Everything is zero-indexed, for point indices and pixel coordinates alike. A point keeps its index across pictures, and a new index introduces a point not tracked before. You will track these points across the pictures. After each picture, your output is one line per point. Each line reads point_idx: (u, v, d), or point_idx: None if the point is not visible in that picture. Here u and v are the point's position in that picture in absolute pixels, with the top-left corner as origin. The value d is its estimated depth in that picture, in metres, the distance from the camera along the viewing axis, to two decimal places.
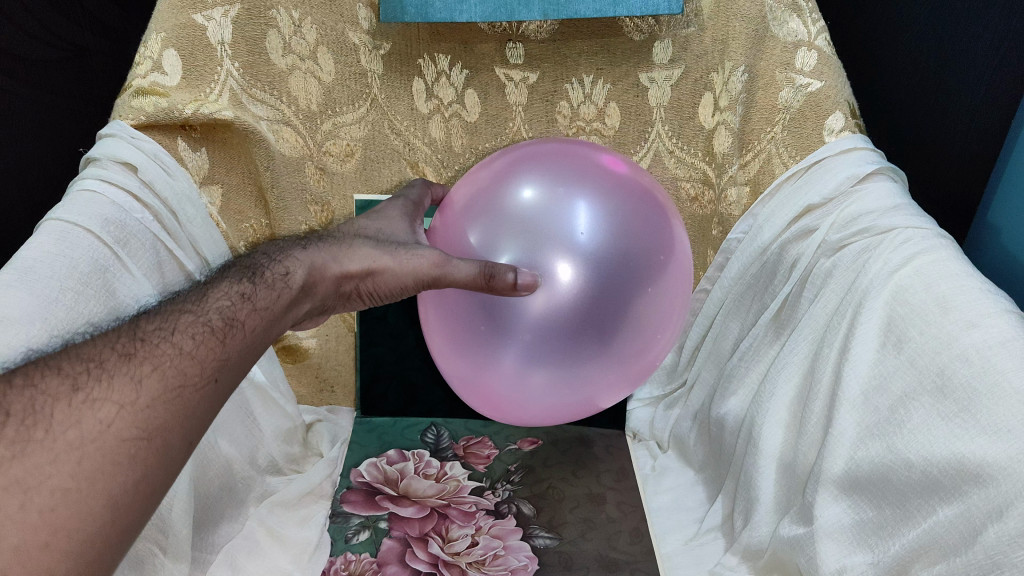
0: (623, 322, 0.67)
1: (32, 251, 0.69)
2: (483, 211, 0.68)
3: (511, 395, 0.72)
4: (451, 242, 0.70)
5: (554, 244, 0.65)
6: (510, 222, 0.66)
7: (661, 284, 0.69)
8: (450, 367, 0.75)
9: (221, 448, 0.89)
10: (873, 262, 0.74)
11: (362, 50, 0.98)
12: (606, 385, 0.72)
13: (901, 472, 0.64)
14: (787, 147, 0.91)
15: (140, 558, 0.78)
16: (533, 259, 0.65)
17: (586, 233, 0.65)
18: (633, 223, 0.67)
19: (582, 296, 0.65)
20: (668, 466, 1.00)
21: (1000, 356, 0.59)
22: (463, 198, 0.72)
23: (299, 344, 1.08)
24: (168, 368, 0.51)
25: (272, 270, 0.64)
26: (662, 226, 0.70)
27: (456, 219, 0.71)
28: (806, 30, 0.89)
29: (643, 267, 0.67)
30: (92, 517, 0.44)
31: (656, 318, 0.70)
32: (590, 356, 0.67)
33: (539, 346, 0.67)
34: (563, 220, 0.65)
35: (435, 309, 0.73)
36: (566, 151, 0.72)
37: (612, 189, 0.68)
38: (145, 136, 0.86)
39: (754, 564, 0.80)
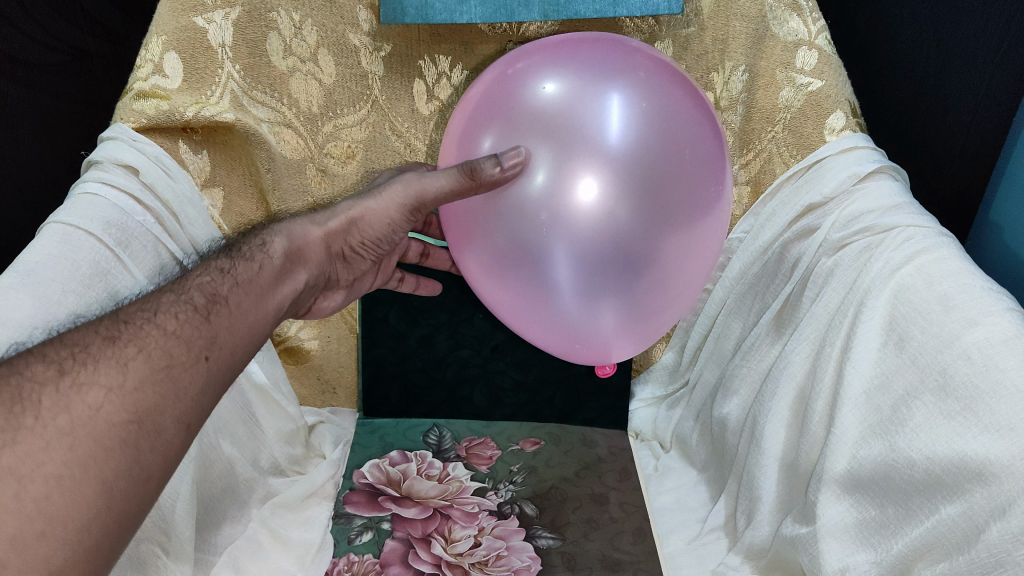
0: (673, 203, 0.60)
1: (36, 254, 0.70)
2: (495, 114, 0.63)
3: (577, 314, 0.64)
4: (465, 155, 0.65)
5: (576, 128, 0.60)
6: (524, 116, 0.61)
7: (707, 170, 0.63)
8: (494, 296, 0.69)
9: (223, 449, 0.90)
10: (875, 260, 0.74)
11: (362, 51, 0.97)
12: (675, 282, 0.64)
13: (902, 470, 0.64)
14: (788, 147, 0.92)
15: (143, 560, 0.78)
16: (559, 152, 0.60)
17: (614, 114, 0.60)
18: (665, 105, 0.62)
19: (625, 186, 0.59)
20: (671, 466, 1.00)
21: (1001, 355, 0.60)
22: (469, 110, 0.67)
23: (301, 346, 1.08)
24: (154, 349, 0.52)
25: (251, 246, 0.65)
26: (695, 108, 0.64)
27: (468, 130, 0.66)
28: (806, 29, 0.90)
29: (685, 149, 0.61)
30: (86, 505, 0.45)
31: (711, 211, 0.64)
32: (648, 259, 0.61)
33: (590, 251, 0.60)
34: (580, 102, 0.60)
35: (464, 233, 0.67)
36: (569, 41, 0.67)
37: (623, 66, 0.63)
38: (147, 139, 0.87)
39: (757, 564, 0.80)
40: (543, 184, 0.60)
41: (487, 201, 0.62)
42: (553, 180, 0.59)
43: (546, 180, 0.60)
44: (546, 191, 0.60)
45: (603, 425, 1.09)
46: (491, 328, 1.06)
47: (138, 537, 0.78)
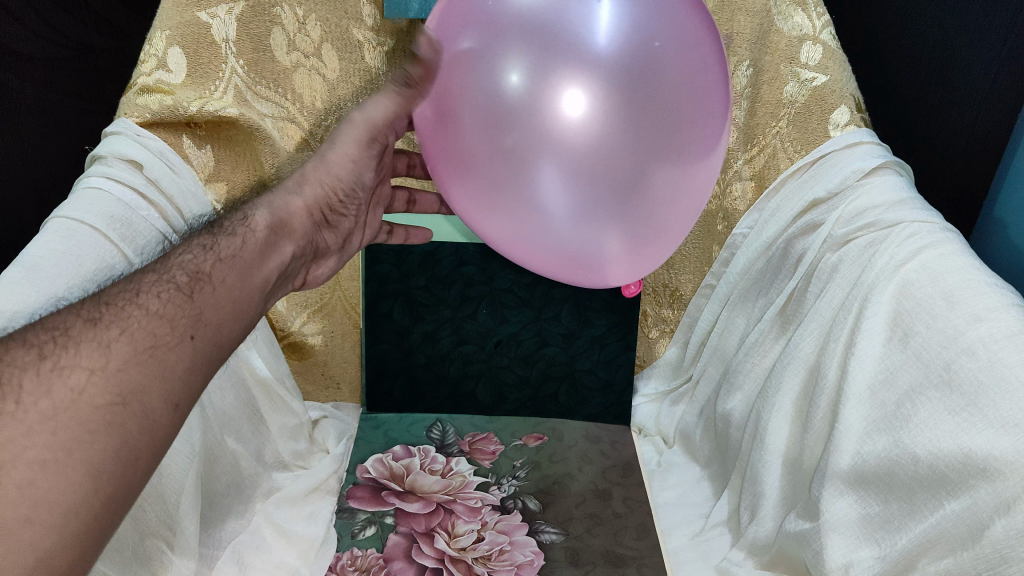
0: (673, 109, 0.55)
1: (40, 248, 0.70)
2: (469, 18, 0.58)
3: (573, 230, 0.59)
4: (442, 68, 0.59)
5: (564, 29, 0.54)
6: (504, 19, 0.55)
7: (705, 71, 0.57)
8: (485, 221, 0.64)
9: (224, 441, 0.91)
10: (878, 255, 0.74)
11: (365, 46, 1.01)
12: (678, 196, 0.59)
13: (906, 467, 0.64)
14: (792, 142, 0.92)
15: (146, 554, 0.78)
16: (540, 54, 0.54)
17: (599, 6, 0.54)
18: (655, 2, 0.56)
19: (615, 87, 0.54)
20: (674, 461, 1.00)
21: (1006, 351, 0.60)
22: (442, 19, 0.61)
23: (305, 341, 1.08)
24: (136, 330, 0.51)
25: (233, 222, 0.65)
26: (688, 7, 0.59)
27: (442, 41, 0.60)
28: (811, 24, 0.89)
29: (679, 49, 0.56)
30: (74, 489, 0.44)
31: (713, 117, 0.59)
32: (643, 167, 0.56)
33: (588, 161, 0.55)
34: (567, 1, 0.55)
35: (444, 152, 0.62)
36: None
37: None
38: (150, 134, 0.86)
39: (760, 559, 0.80)
40: (524, 89, 0.55)
41: (464, 116, 0.58)
42: (535, 84, 0.54)
43: (529, 83, 0.54)
44: (529, 98, 0.55)
45: (606, 420, 1.09)
46: (494, 323, 1.07)
47: (142, 531, 0.78)
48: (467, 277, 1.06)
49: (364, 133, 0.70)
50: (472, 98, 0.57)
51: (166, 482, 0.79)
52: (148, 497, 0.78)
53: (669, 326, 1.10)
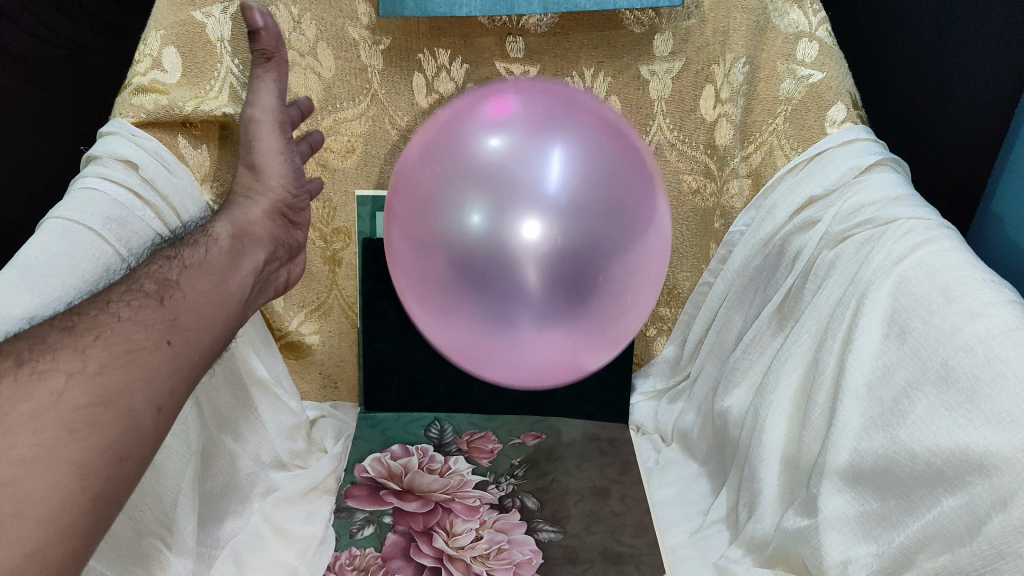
0: (613, 259, 0.61)
1: (35, 249, 0.70)
2: (436, 166, 0.62)
3: (525, 355, 0.65)
4: (407, 207, 0.64)
5: (519, 189, 0.59)
6: (466, 174, 0.60)
7: (646, 218, 0.63)
8: (443, 337, 0.69)
9: (221, 441, 0.91)
10: (876, 252, 0.74)
11: (361, 45, 0.98)
12: (618, 325, 0.66)
13: (903, 463, 0.64)
14: (789, 139, 0.91)
15: (144, 554, 0.78)
16: (500, 206, 0.59)
17: (551, 168, 0.59)
18: (605, 155, 0.61)
19: (569, 235, 0.59)
20: (672, 459, 1.00)
21: (1003, 346, 0.60)
22: (410, 160, 0.66)
23: (303, 340, 1.09)
24: (111, 336, 0.57)
25: (195, 236, 0.71)
26: (634, 156, 0.64)
27: (409, 182, 0.64)
28: (807, 21, 0.89)
29: (627, 197, 0.61)
30: (61, 485, 0.49)
31: (651, 255, 0.65)
32: (593, 302, 0.62)
33: (537, 304, 0.61)
34: (525, 163, 0.59)
35: (410, 281, 0.66)
36: (509, 90, 0.65)
37: (565, 119, 0.62)
38: (145, 134, 0.86)
39: (758, 556, 0.80)
40: (488, 235, 0.59)
41: (430, 255, 0.62)
42: (491, 235, 0.59)
43: (490, 233, 0.59)
44: (490, 244, 0.59)
45: (604, 418, 1.09)
46: None
47: (139, 530, 0.78)
48: None
49: (274, 122, 0.78)
50: (438, 242, 0.61)
51: (162, 482, 0.79)
52: (145, 497, 0.78)
53: (667, 324, 1.10)
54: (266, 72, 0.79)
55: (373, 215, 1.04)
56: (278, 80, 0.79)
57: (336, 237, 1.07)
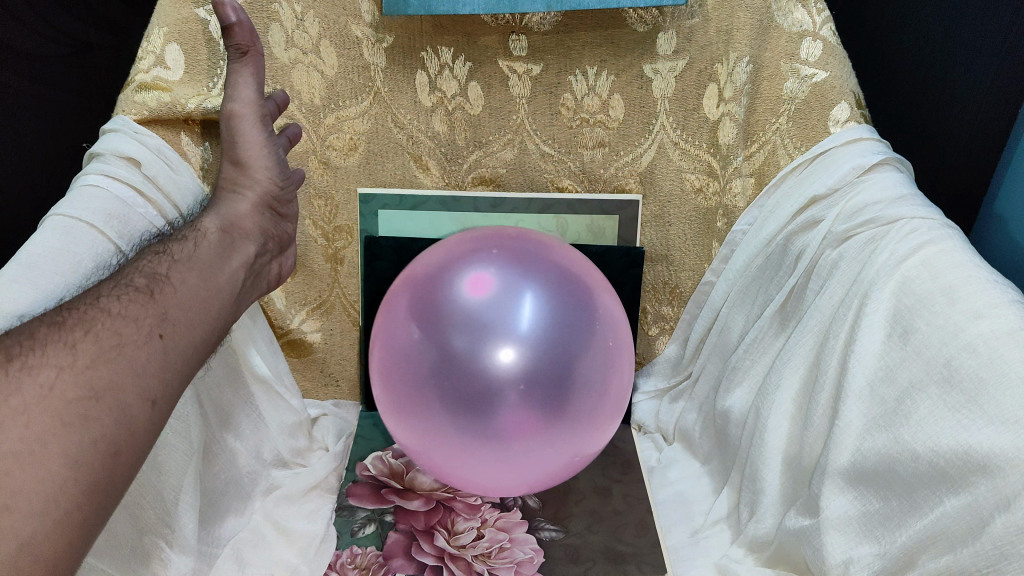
0: (574, 388, 0.70)
1: (36, 246, 0.69)
2: (423, 303, 0.72)
3: (491, 469, 0.72)
4: (397, 333, 0.73)
5: (497, 329, 0.68)
6: (453, 311, 0.70)
7: (605, 355, 0.73)
8: (416, 449, 0.76)
9: (223, 439, 0.91)
10: (879, 252, 0.74)
11: (364, 43, 0.98)
12: (579, 443, 0.73)
13: (907, 464, 0.63)
14: (793, 138, 0.92)
15: (145, 552, 0.78)
16: (479, 341, 0.68)
17: (524, 313, 0.69)
18: (572, 296, 0.72)
19: (539, 368, 0.68)
20: (674, 458, 1.00)
21: (1006, 346, 0.59)
22: (401, 292, 0.76)
23: (305, 338, 1.10)
24: (101, 331, 0.57)
25: (184, 231, 0.72)
26: (597, 300, 0.75)
27: (400, 312, 0.73)
28: (811, 20, 0.89)
29: (588, 334, 0.71)
30: (52, 479, 0.49)
31: (610, 388, 0.74)
32: (560, 423, 0.70)
33: (506, 424, 0.69)
34: (504, 308, 0.69)
35: (390, 397, 0.74)
36: (492, 241, 0.77)
37: (539, 269, 0.73)
38: (148, 131, 0.87)
39: (760, 556, 0.80)
40: (467, 361, 0.68)
41: (412, 376, 0.70)
42: (469, 363, 0.68)
43: (468, 365, 0.68)
44: (468, 374, 0.68)
45: None
46: None
47: (140, 528, 0.78)
48: None
49: (254, 116, 0.82)
50: (422, 367, 0.70)
51: (163, 480, 0.80)
52: (146, 495, 0.78)
53: (669, 323, 1.10)
54: (243, 66, 0.83)
55: (376, 213, 1.05)
56: (255, 73, 0.83)
57: (337, 235, 1.07)
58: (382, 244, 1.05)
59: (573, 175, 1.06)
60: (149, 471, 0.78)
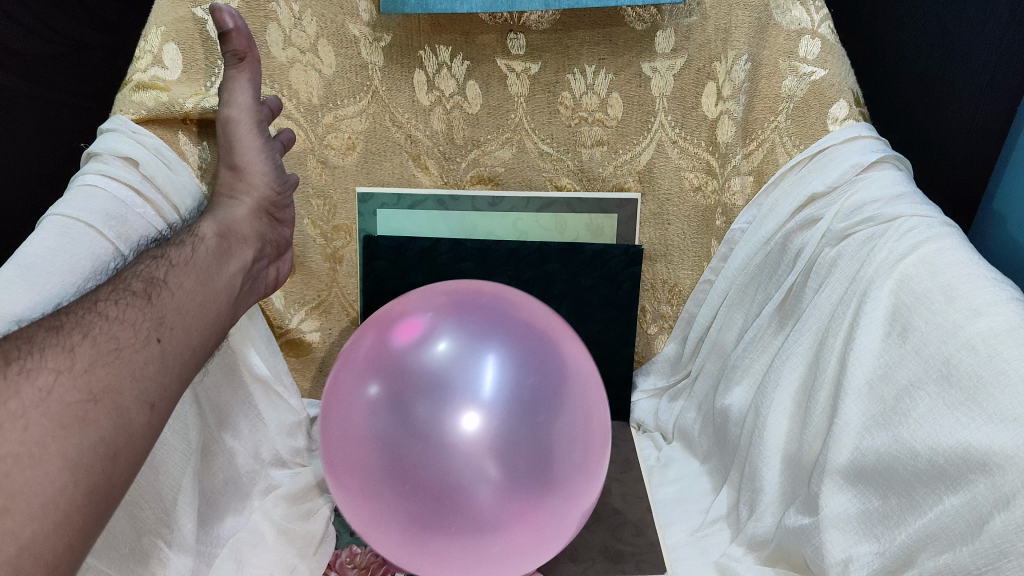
0: (543, 455, 0.65)
1: (35, 246, 0.69)
2: (379, 370, 0.68)
3: (459, 552, 0.66)
4: (352, 404, 0.69)
5: (459, 393, 0.65)
6: (412, 376, 0.66)
7: (577, 415, 0.69)
8: (376, 534, 0.69)
9: (223, 440, 0.91)
10: (879, 250, 0.74)
11: (362, 42, 0.98)
12: (554, 515, 0.68)
13: (906, 461, 0.63)
14: (792, 137, 0.92)
15: (145, 553, 0.78)
16: (444, 409, 0.64)
17: (486, 375, 0.66)
18: (540, 355, 0.70)
19: (509, 436, 0.64)
20: (673, 457, 1.00)
21: (1005, 344, 0.59)
22: (358, 355, 0.72)
23: (304, 338, 1.09)
24: (98, 335, 0.57)
25: (180, 235, 0.72)
26: (564, 358, 0.72)
27: (354, 379, 0.70)
28: (809, 18, 0.88)
29: (556, 394, 0.68)
30: (51, 480, 0.49)
31: (586, 454, 0.69)
32: (531, 492, 0.65)
33: (471, 500, 0.63)
34: (466, 371, 0.66)
35: (342, 471, 0.69)
36: (452, 299, 0.74)
37: (501, 327, 0.71)
38: (146, 131, 0.86)
39: (759, 554, 0.79)
40: (426, 430, 0.64)
41: (371, 449, 0.66)
42: (427, 432, 0.64)
43: (432, 436, 0.64)
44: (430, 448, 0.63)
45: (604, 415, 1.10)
46: None
47: (139, 529, 0.78)
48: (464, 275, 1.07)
49: (251, 122, 0.83)
50: (381, 439, 0.65)
51: (162, 480, 0.80)
52: (146, 496, 0.78)
53: (668, 322, 1.10)
54: (239, 72, 0.84)
55: (375, 212, 1.06)
56: (251, 79, 0.84)
57: (336, 234, 1.07)
58: (382, 244, 1.05)
59: (572, 173, 1.06)
60: (149, 471, 0.78)
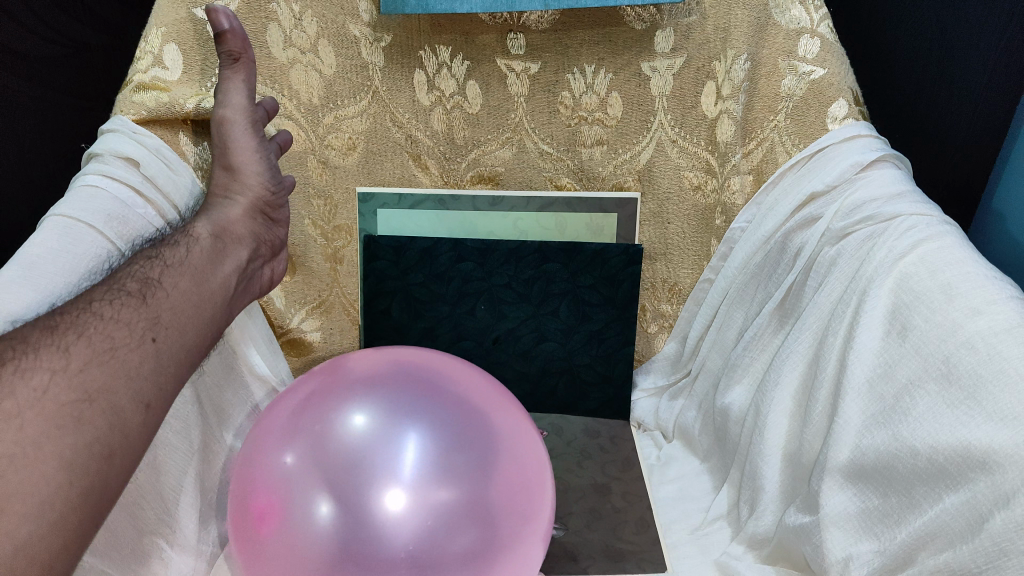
0: (475, 529, 0.62)
1: (36, 246, 0.69)
2: (295, 446, 0.66)
3: None
4: (264, 482, 0.65)
5: (377, 469, 0.62)
6: (330, 453, 0.64)
7: (511, 482, 0.66)
8: None
9: (224, 440, 0.91)
10: (879, 248, 0.74)
11: (362, 42, 0.98)
12: None
13: (906, 460, 0.63)
14: (791, 135, 0.92)
15: (144, 553, 0.78)
16: (363, 481, 0.62)
17: (406, 449, 0.64)
18: (468, 424, 0.68)
19: (442, 506, 0.61)
20: (673, 456, 1.00)
21: (1004, 343, 0.59)
22: (275, 426, 0.70)
23: (305, 338, 1.10)
24: (93, 335, 0.57)
25: (176, 236, 0.72)
26: (495, 423, 0.70)
27: (267, 455, 0.67)
28: (808, 17, 0.88)
29: (485, 463, 0.65)
30: (45, 481, 0.49)
31: (526, 521, 0.66)
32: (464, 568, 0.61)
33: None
34: (386, 447, 0.64)
35: (255, 554, 0.64)
36: (376, 369, 0.73)
37: (424, 397, 0.69)
38: (146, 131, 0.87)
39: (759, 552, 0.79)
40: (343, 512, 0.61)
41: (288, 528, 0.62)
42: (342, 514, 0.61)
43: (353, 510, 0.61)
44: (348, 522, 0.60)
45: (604, 414, 1.10)
46: (492, 319, 1.09)
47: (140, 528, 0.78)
48: (465, 274, 1.07)
49: (246, 121, 0.83)
50: (296, 515, 0.62)
51: (163, 480, 0.80)
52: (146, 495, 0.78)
53: (668, 322, 1.10)
54: (234, 73, 0.84)
55: (375, 212, 1.06)
56: (246, 79, 0.84)
57: (337, 234, 1.08)
58: (382, 244, 1.06)
59: (572, 173, 1.06)
60: (149, 471, 0.77)
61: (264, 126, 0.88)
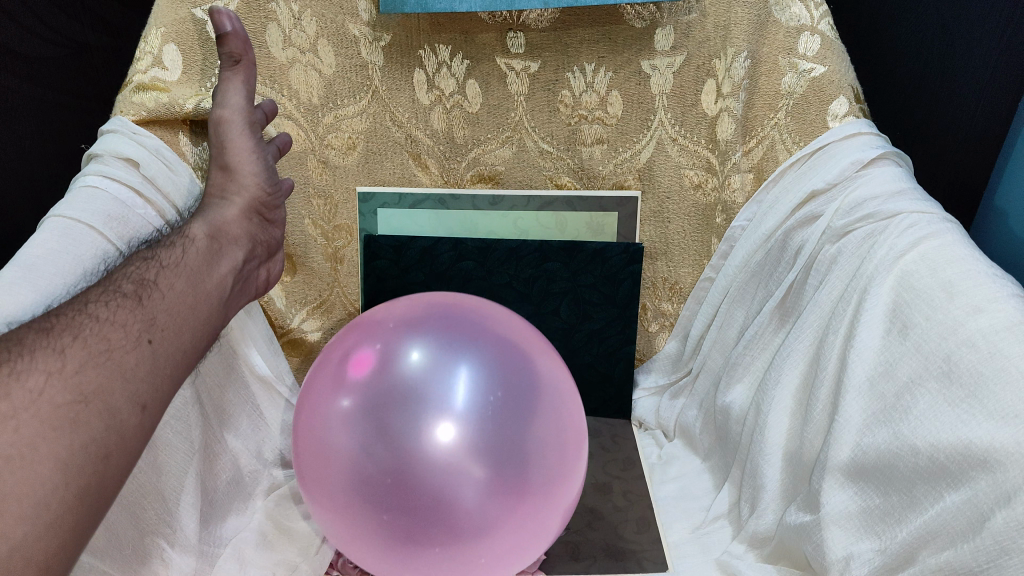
0: (522, 462, 0.63)
1: (37, 247, 0.70)
2: (349, 383, 0.66)
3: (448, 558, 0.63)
4: (320, 419, 0.66)
5: (431, 401, 0.62)
6: (383, 387, 0.64)
7: (555, 418, 0.66)
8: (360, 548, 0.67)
9: (225, 440, 0.91)
10: (878, 246, 0.74)
11: (362, 42, 0.98)
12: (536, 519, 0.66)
13: (906, 459, 0.63)
14: (791, 133, 0.92)
15: (146, 553, 0.78)
16: (420, 419, 0.62)
17: (459, 382, 0.64)
18: (516, 362, 0.67)
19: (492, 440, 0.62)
20: (675, 454, 1.00)
21: (1006, 342, 0.59)
22: (328, 367, 0.70)
23: (305, 338, 1.09)
24: (89, 336, 0.57)
25: (174, 237, 0.72)
26: (538, 361, 0.70)
27: (321, 395, 0.67)
28: (808, 14, 0.89)
29: (533, 398, 0.65)
30: (41, 482, 0.49)
31: (567, 456, 0.67)
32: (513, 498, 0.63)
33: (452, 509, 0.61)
34: (439, 380, 0.63)
35: (315, 482, 0.65)
36: (421, 307, 0.72)
37: (471, 335, 0.68)
38: (146, 132, 0.87)
39: (760, 551, 0.79)
40: (398, 443, 0.61)
41: (347, 462, 0.63)
42: (400, 444, 0.61)
43: (408, 442, 0.61)
44: (405, 454, 0.61)
45: (606, 413, 1.10)
46: None
47: (142, 528, 0.78)
48: (465, 275, 1.07)
49: (244, 121, 0.83)
50: (353, 448, 0.62)
51: (165, 480, 0.80)
52: (148, 495, 0.78)
53: (668, 320, 1.10)
54: (234, 74, 0.84)
55: (375, 212, 1.06)
56: (246, 81, 0.84)
57: (337, 234, 1.08)
58: (382, 243, 1.06)
59: (572, 172, 1.06)
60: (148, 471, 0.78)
61: (262, 128, 0.88)
